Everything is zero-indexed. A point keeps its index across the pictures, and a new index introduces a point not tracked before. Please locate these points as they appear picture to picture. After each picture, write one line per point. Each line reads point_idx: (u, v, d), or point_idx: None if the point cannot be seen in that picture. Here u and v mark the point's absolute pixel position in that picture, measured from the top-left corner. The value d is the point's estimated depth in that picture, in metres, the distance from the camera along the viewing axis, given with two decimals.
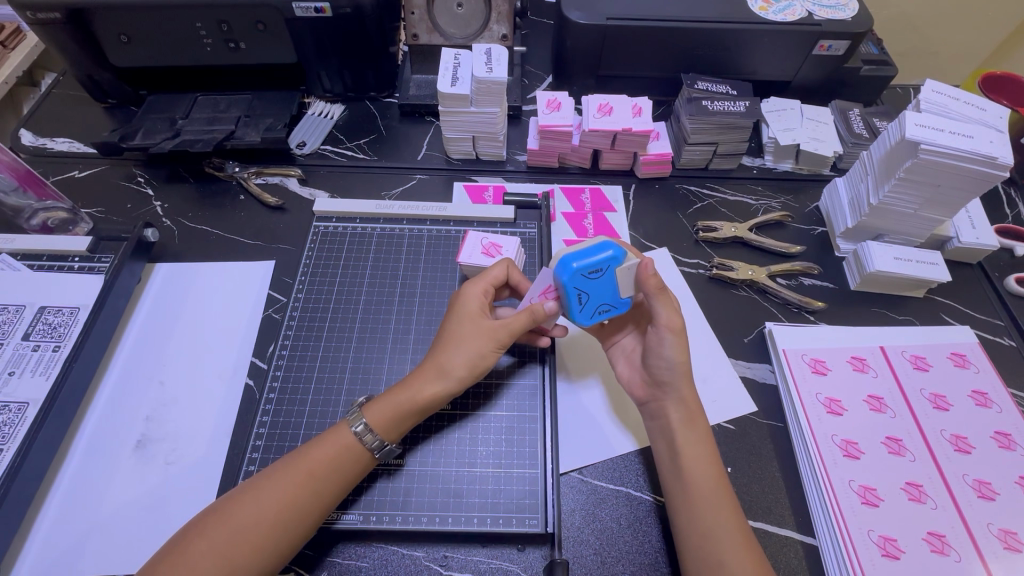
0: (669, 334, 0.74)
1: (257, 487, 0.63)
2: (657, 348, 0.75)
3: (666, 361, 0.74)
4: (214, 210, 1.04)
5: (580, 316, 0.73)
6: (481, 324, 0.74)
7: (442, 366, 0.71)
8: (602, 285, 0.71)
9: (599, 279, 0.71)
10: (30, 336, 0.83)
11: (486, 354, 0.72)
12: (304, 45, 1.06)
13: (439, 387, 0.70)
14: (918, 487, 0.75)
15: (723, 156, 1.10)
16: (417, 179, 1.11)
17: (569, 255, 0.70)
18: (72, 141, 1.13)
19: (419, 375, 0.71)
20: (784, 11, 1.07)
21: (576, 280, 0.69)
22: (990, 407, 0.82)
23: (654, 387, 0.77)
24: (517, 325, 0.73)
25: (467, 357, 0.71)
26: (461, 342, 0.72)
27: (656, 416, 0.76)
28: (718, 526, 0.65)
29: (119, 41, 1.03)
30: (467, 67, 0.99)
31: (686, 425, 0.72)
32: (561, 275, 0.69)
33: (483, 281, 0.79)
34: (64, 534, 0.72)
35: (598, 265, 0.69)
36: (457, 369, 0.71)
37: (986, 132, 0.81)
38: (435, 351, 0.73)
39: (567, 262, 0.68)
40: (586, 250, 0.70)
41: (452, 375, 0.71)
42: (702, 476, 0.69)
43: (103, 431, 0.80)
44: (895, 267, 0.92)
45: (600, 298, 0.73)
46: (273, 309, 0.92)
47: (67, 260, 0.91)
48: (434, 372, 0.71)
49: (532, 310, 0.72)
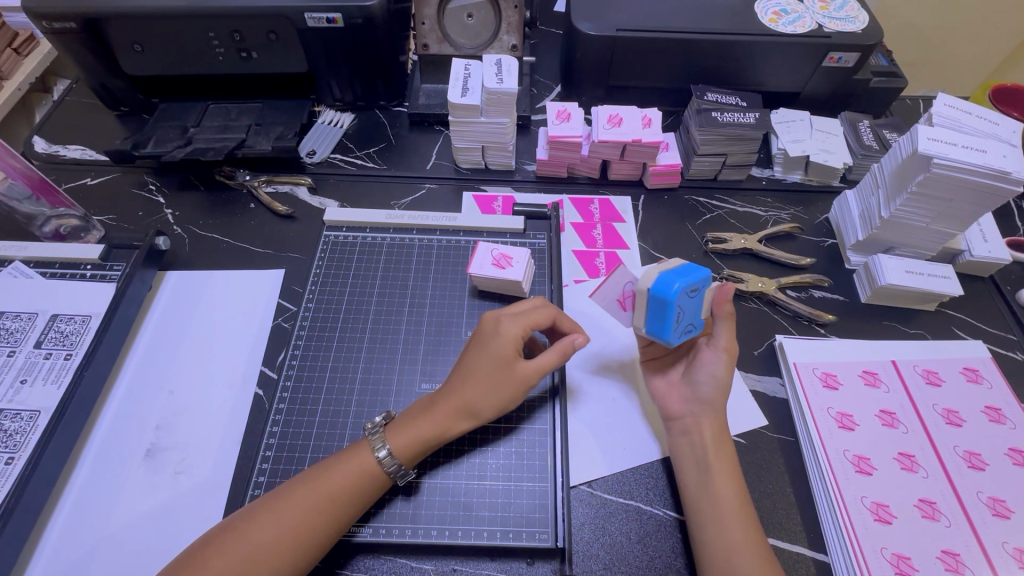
0: (724, 356, 0.76)
1: (276, 507, 0.63)
2: (708, 366, 0.77)
3: (712, 379, 0.76)
4: (225, 218, 1.05)
5: (672, 334, 0.73)
6: (511, 366, 0.72)
7: (473, 409, 0.71)
8: (694, 304, 0.73)
9: (694, 298, 0.72)
10: (42, 344, 0.83)
11: (514, 396, 0.72)
12: (316, 55, 1.07)
13: (467, 425, 0.71)
14: (931, 504, 0.74)
15: (732, 167, 1.10)
16: (426, 189, 1.11)
17: (669, 274, 0.71)
18: (84, 149, 1.14)
19: (449, 414, 0.70)
20: (794, 22, 1.07)
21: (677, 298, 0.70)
22: (1003, 423, 0.81)
23: (691, 403, 0.77)
24: (548, 368, 0.73)
25: (498, 402, 0.71)
26: (490, 385, 0.71)
27: (686, 433, 0.76)
28: (744, 540, 0.65)
29: (133, 51, 1.04)
30: (477, 77, 1.00)
31: (718, 444, 0.73)
32: (663, 292, 0.70)
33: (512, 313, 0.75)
34: (73, 545, 0.72)
35: (697, 283, 0.71)
36: (487, 411, 0.71)
37: (998, 147, 0.80)
38: (457, 385, 0.72)
39: (672, 280, 0.70)
40: (681, 269, 0.71)
41: (481, 417, 0.71)
42: (731, 493, 0.69)
43: (113, 440, 0.80)
44: (907, 280, 0.91)
45: (689, 317, 0.74)
46: (283, 318, 0.92)
47: (79, 268, 0.92)
48: (461, 411, 0.71)
49: (563, 351, 0.73)
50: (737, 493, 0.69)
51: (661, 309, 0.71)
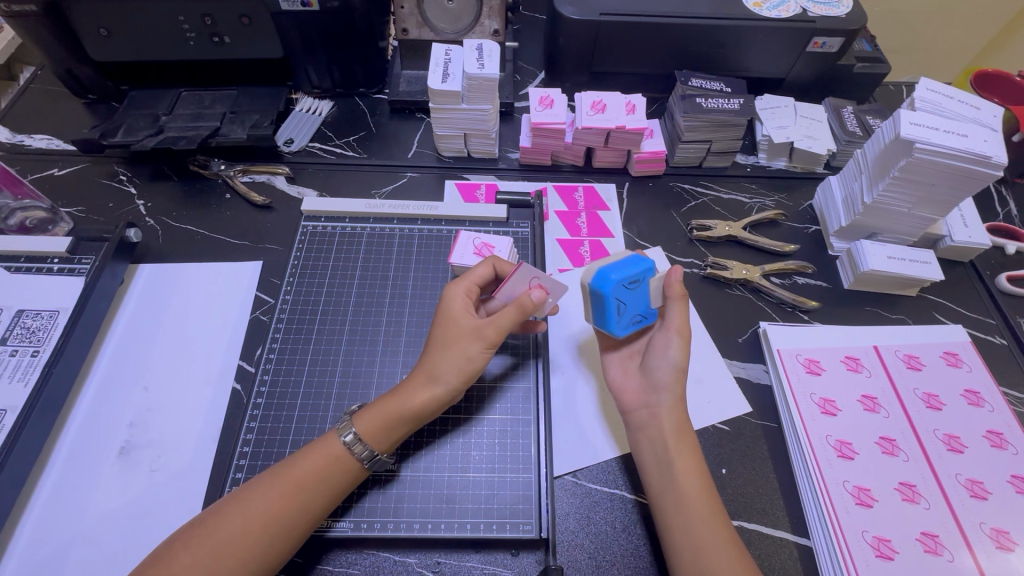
0: (676, 338, 0.74)
1: (242, 499, 0.62)
2: (662, 350, 0.75)
3: (668, 362, 0.74)
4: (199, 209, 1.02)
5: (617, 327, 0.76)
6: (465, 325, 0.72)
7: (430, 372, 0.69)
8: (636, 295, 0.75)
9: (637, 289, 0.75)
10: (8, 340, 0.81)
11: (473, 354, 0.70)
12: (291, 40, 1.03)
13: (432, 393, 0.68)
14: (911, 487, 0.75)
15: (717, 153, 1.09)
16: (408, 177, 1.09)
17: (608, 268, 0.73)
18: (51, 138, 1.10)
19: (409, 382, 0.69)
20: (778, 7, 1.06)
21: (616, 291, 0.72)
22: (982, 406, 0.82)
23: (647, 394, 0.76)
24: (505, 321, 0.70)
25: (454, 359, 0.69)
26: (447, 346, 0.70)
27: (643, 428, 0.74)
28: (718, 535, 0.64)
29: (99, 35, 1.00)
30: (457, 63, 0.97)
31: (678, 435, 0.71)
32: (601, 288, 0.72)
33: (465, 281, 0.77)
34: (46, 544, 0.70)
35: (636, 276, 0.73)
36: (446, 373, 0.68)
37: (981, 131, 0.80)
38: (425, 356, 0.71)
39: (610, 276, 0.71)
40: (621, 262, 0.74)
41: (440, 379, 0.68)
42: (694, 488, 0.67)
43: (86, 436, 0.78)
44: (889, 267, 0.91)
45: (635, 308, 0.76)
46: (261, 311, 0.90)
47: (46, 261, 0.89)
48: (424, 377, 0.69)
49: (520, 303, 0.71)
50: (702, 489, 0.67)
51: (601, 303, 0.74)
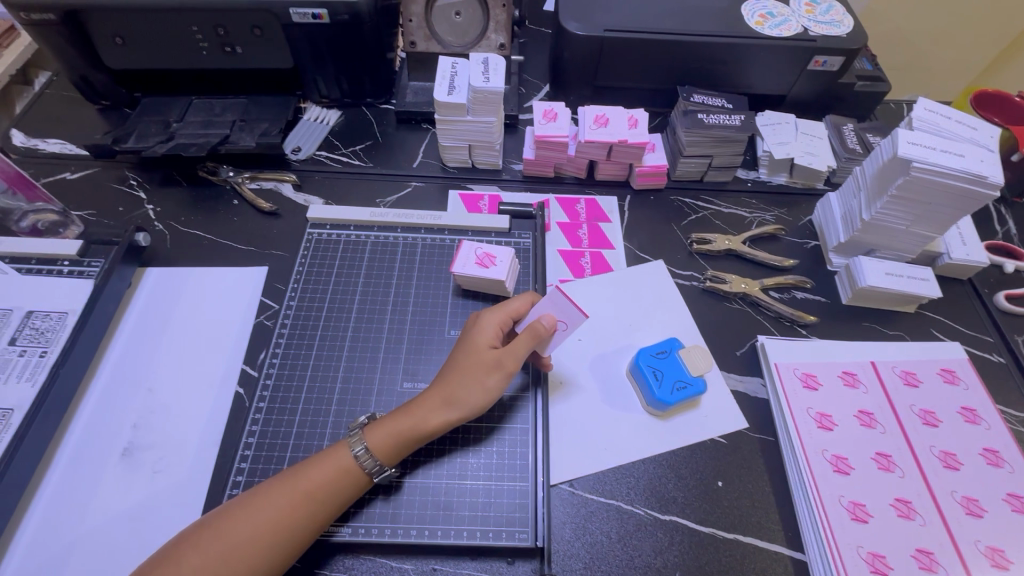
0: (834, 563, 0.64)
1: (251, 504, 0.63)
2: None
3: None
4: (207, 214, 1.04)
5: (657, 391, 0.80)
6: (485, 353, 0.73)
7: (448, 397, 0.71)
8: (671, 365, 0.83)
9: (669, 359, 0.84)
10: (16, 340, 0.82)
11: (491, 384, 0.72)
12: (301, 51, 1.05)
13: (445, 417, 0.70)
14: (907, 503, 0.75)
15: (718, 168, 1.10)
16: (413, 187, 1.10)
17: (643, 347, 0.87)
18: (64, 143, 1.13)
19: (425, 402, 0.71)
20: (780, 26, 1.08)
21: (648, 359, 0.83)
22: (978, 423, 0.83)
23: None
24: (520, 349, 0.72)
25: (471, 388, 0.71)
26: (466, 374, 0.72)
27: None
28: None
29: (115, 44, 1.02)
30: (463, 76, 0.99)
31: None
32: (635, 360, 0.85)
33: (499, 308, 0.77)
34: (48, 543, 0.71)
35: (663, 347, 0.85)
36: (463, 401, 0.70)
37: (976, 152, 0.81)
38: (441, 379, 0.73)
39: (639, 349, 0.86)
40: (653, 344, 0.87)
41: (455, 406, 0.70)
42: None
43: (90, 435, 0.79)
44: (887, 283, 0.92)
45: (674, 375, 0.82)
46: (265, 315, 0.92)
47: (57, 264, 0.90)
48: (441, 402, 0.71)
49: (533, 329, 0.72)
50: None
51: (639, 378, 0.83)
